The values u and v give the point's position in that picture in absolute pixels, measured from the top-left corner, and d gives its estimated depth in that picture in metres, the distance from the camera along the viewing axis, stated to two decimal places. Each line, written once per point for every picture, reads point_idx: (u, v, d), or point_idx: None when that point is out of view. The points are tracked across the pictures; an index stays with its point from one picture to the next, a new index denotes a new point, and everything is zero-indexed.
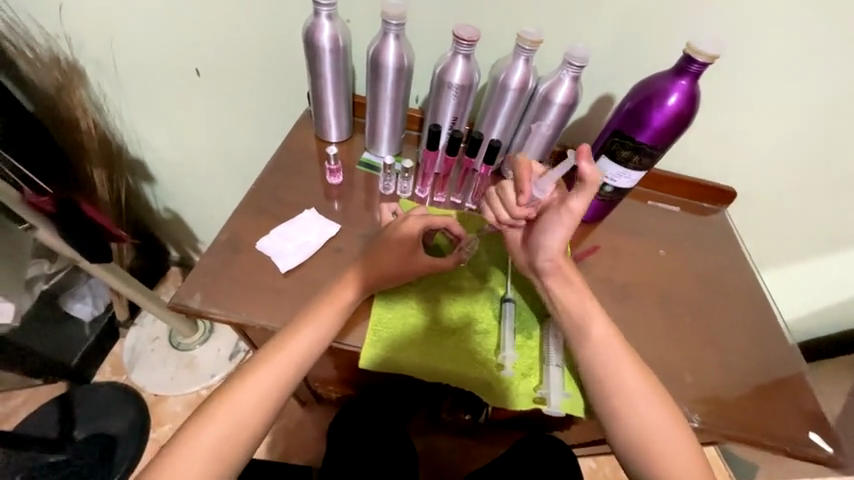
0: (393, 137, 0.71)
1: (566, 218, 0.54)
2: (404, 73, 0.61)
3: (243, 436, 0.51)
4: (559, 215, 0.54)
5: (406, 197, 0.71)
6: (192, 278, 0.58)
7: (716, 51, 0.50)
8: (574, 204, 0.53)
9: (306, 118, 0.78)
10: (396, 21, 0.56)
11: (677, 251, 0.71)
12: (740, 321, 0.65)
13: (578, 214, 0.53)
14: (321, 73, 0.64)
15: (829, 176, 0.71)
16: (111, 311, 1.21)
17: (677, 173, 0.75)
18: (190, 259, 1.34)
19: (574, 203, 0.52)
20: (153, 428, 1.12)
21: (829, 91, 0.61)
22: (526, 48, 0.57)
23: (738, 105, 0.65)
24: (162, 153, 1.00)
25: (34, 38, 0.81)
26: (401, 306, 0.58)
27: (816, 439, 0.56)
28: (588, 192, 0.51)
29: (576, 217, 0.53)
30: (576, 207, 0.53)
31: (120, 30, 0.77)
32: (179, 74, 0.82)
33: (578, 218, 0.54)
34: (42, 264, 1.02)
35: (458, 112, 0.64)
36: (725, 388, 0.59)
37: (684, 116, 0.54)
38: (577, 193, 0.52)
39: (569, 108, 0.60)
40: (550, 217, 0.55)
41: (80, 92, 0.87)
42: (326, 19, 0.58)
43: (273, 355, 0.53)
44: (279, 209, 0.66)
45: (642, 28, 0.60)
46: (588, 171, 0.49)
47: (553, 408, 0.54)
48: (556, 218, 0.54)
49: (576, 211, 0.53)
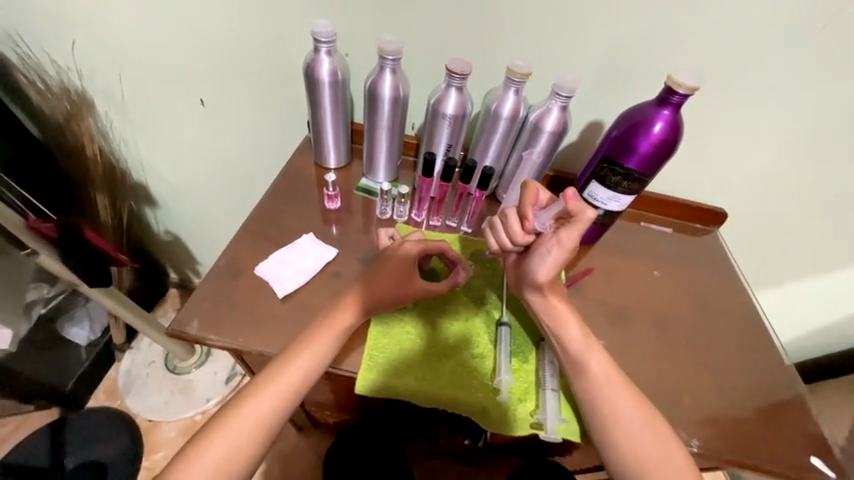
0: (389, 163, 0.73)
1: (556, 250, 0.54)
2: (400, 103, 0.64)
3: (237, 466, 0.50)
4: (549, 245, 0.55)
5: (403, 222, 0.72)
6: (190, 303, 0.59)
7: (695, 83, 0.52)
8: (565, 238, 0.53)
9: (306, 145, 0.80)
10: (392, 56, 0.59)
11: (671, 272, 0.72)
12: (736, 341, 0.65)
13: (569, 248, 0.54)
14: (320, 104, 0.66)
15: (814, 197, 0.73)
16: (108, 334, 1.21)
17: (667, 195, 0.77)
18: (189, 282, 1.34)
19: (565, 237, 0.53)
20: (146, 456, 1.10)
21: (808, 115, 0.64)
22: (516, 80, 0.59)
23: (720, 131, 0.68)
24: (165, 178, 1.02)
25: (46, 70, 0.85)
26: (396, 331, 0.59)
27: (817, 464, 0.55)
28: (580, 227, 0.52)
29: (567, 250, 0.54)
30: (567, 241, 0.53)
31: (129, 63, 0.81)
32: (184, 104, 0.85)
33: (568, 252, 0.54)
34: (41, 288, 1.06)
35: (451, 140, 0.66)
36: (723, 410, 0.58)
37: (669, 144, 0.56)
38: (569, 226, 0.53)
39: (559, 135, 0.62)
40: (540, 245, 0.56)
41: (88, 121, 0.90)
42: (326, 55, 0.61)
43: (268, 382, 0.53)
44: (278, 235, 0.68)
45: (625, 61, 0.64)
46: (577, 208, 0.51)
47: (550, 434, 0.54)
48: (547, 248, 0.55)
49: (566, 244, 0.54)
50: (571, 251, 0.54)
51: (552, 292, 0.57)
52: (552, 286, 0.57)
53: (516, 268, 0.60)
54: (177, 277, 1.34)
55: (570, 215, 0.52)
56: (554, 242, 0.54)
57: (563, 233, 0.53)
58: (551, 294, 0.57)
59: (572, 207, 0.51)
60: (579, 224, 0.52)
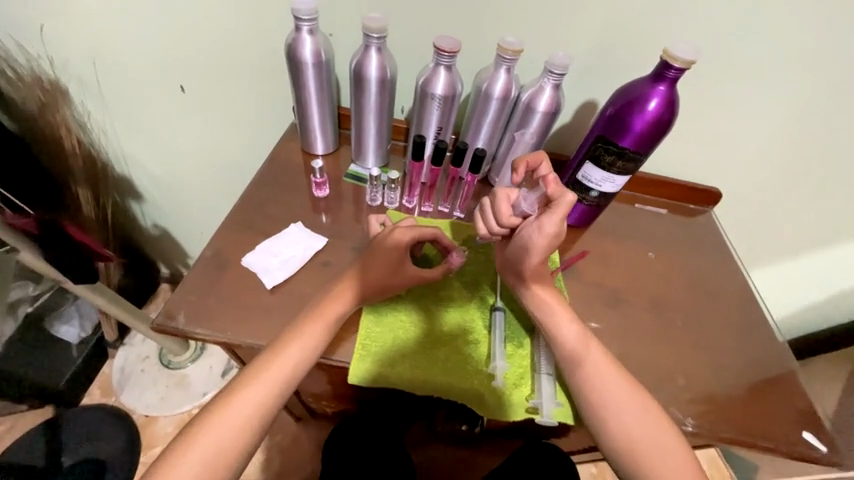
0: (379, 149, 0.71)
1: (536, 236, 0.52)
2: (387, 84, 0.61)
3: (229, 457, 0.49)
4: (531, 231, 0.52)
5: (394, 208, 0.70)
6: (176, 296, 0.57)
7: (692, 57, 0.50)
8: (547, 224, 0.51)
9: (293, 131, 0.78)
10: (378, 34, 0.56)
11: (666, 254, 0.71)
12: (731, 321, 0.65)
13: (549, 235, 0.51)
14: (305, 86, 0.63)
15: (809, 175, 0.72)
16: (99, 332, 1.18)
17: (662, 176, 0.76)
18: (179, 276, 1.32)
19: (546, 223, 0.51)
20: (144, 450, 1.09)
21: (806, 89, 0.63)
22: (507, 58, 0.57)
23: (717, 109, 0.67)
24: (148, 168, 0.99)
25: (16, 58, 0.81)
26: (390, 319, 0.58)
27: (810, 439, 0.56)
28: (561, 212, 0.50)
29: (548, 238, 0.52)
30: (548, 228, 0.51)
31: (102, 48, 0.77)
32: (163, 91, 0.82)
33: (550, 239, 0.52)
34: (26, 286, 1.05)
35: (442, 122, 0.64)
36: (719, 389, 0.59)
37: (664, 122, 0.55)
38: (550, 212, 0.51)
39: (552, 115, 0.61)
40: (523, 231, 0.54)
41: (64, 111, 0.86)
42: (308, 34, 0.58)
43: (258, 373, 0.52)
44: (266, 225, 0.66)
45: (619, 37, 0.61)
46: (557, 191, 0.52)
47: (546, 418, 0.54)
48: (528, 234, 0.53)
49: (547, 231, 0.51)
50: (553, 239, 0.52)
51: (543, 279, 0.56)
52: (541, 272, 0.56)
53: (503, 254, 0.58)
54: (168, 271, 1.32)
55: (550, 200, 0.52)
56: (535, 227, 0.52)
57: (544, 219, 0.51)
58: (543, 279, 0.56)
59: (551, 191, 0.52)
60: (559, 209, 0.50)
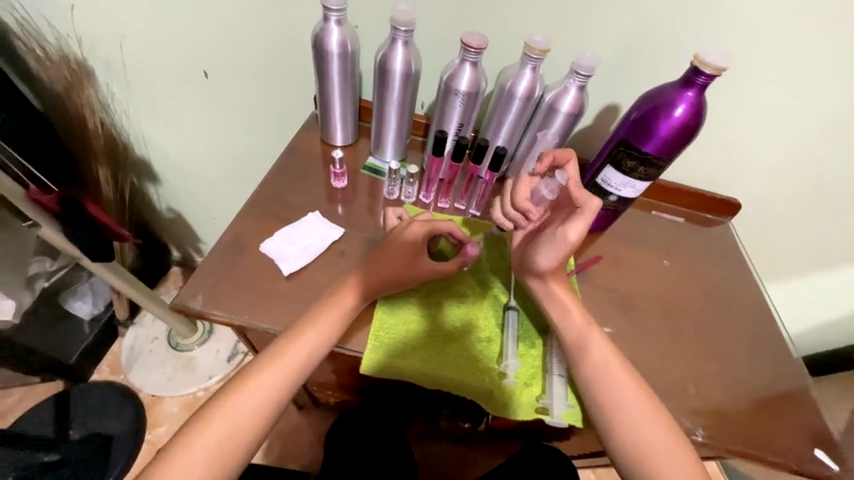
0: (398, 142, 0.71)
1: (559, 244, 0.54)
2: (411, 78, 0.61)
3: (241, 440, 0.50)
4: (555, 238, 0.54)
5: (410, 203, 0.71)
6: (194, 278, 0.58)
7: (723, 63, 0.50)
8: (571, 232, 0.53)
9: (313, 121, 0.78)
10: (405, 27, 0.56)
11: (681, 263, 0.71)
12: (744, 334, 0.65)
13: (571, 243, 0.53)
14: (329, 77, 0.64)
15: (833, 191, 0.71)
16: (111, 309, 1.22)
17: (681, 184, 0.75)
18: (191, 261, 1.35)
19: (571, 231, 0.52)
20: (149, 429, 1.11)
21: (838, 102, 0.61)
22: (533, 57, 0.57)
23: (743, 118, 0.66)
24: (167, 152, 1.00)
25: (46, 38, 0.82)
26: (403, 311, 0.58)
27: (821, 456, 0.55)
28: (586, 220, 0.51)
29: (570, 246, 0.53)
30: (571, 236, 0.53)
31: (129, 30, 0.78)
32: (186, 75, 0.82)
33: (571, 247, 0.53)
34: (44, 261, 1.04)
35: (463, 119, 0.64)
36: (728, 402, 0.58)
37: (690, 128, 0.54)
38: (575, 220, 0.52)
39: (575, 117, 0.60)
40: (547, 237, 0.55)
41: (88, 92, 0.88)
42: (335, 24, 0.59)
43: (273, 359, 0.53)
44: (284, 212, 0.66)
45: (648, 42, 0.61)
46: (583, 198, 0.52)
47: (555, 419, 0.54)
48: (552, 240, 0.54)
49: (570, 239, 0.53)
50: (574, 247, 0.54)
51: (554, 279, 0.56)
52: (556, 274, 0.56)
53: (523, 250, 0.59)
54: (179, 255, 1.34)
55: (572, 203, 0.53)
56: (560, 235, 0.53)
57: (570, 226, 0.52)
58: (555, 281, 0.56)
59: (577, 197, 0.52)
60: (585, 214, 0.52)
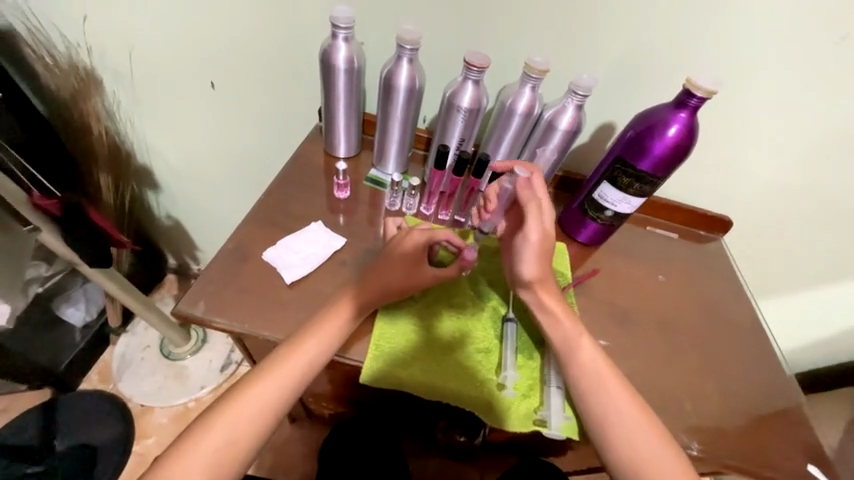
0: (400, 155, 0.73)
1: (523, 243, 0.57)
2: (414, 94, 0.63)
3: (238, 451, 0.49)
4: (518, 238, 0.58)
5: (411, 214, 0.72)
6: (195, 286, 0.58)
7: (713, 87, 0.52)
8: (529, 229, 0.56)
9: (317, 133, 0.80)
10: (410, 46, 0.59)
11: (675, 278, 0.72)
12: (737, 349, 0.66)
13: (533, 240, 0.56)
14: (335, 90, 0.65)
15: (821, 210, 0.73)
16: (104, 317, 1.19)
17: (675, 201, 0.78)
18: (187, 269, 1.34)
19: (529, 229, 0.56)
20: (137, 440, 1.09)
21: (823, 124, 0.64)
22: (533, 77, 0.59)
23: (733, 139, 0.68)
24: (170, 160, 1.01)
25: (56, 47, 0.84)
26: (403, 321, 0.59)
27: (816, 472, 0.55)
28: (535, 216, 0.56)
29: (532, 242, 0.56)
30: (531, 234, 0.56)
31: (140, 42, 0.80)
32: (194, 86, 0.84)
33: (535, 244, 0.56)
34: (39, 266, 1.04)
35: (465, 134, 0.66)
36: (723, 417, 0.58)
37: (683, 147, 0.56)
38: (530, 218, 0.57)
39: (573, 134, 0.62)
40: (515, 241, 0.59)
41: (95, 100, 0.89)
42: (343, 41, 0.61)
43: (273, 368, 0.53)
44: (287, 221, 0.67)
45: (642, 65, 0.64)
46: (526, 196, 0.57)
47: (553, 431, 0.54)
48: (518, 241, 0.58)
49: (531, 237, 0.56)
50: (539, 244, 0.56)
51: (545, 289, 0.57)
52: (546, 282, 0.57)
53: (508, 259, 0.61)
54: (175, 263, 1.33)
55: (522, 204, 0.58)
56: (521, 236, 0.57)
57: (528, 225, 0.56)
58: (544, 291, 0.57)
59: (523, 197, 0.57)
60: (533, 207, 0.57)
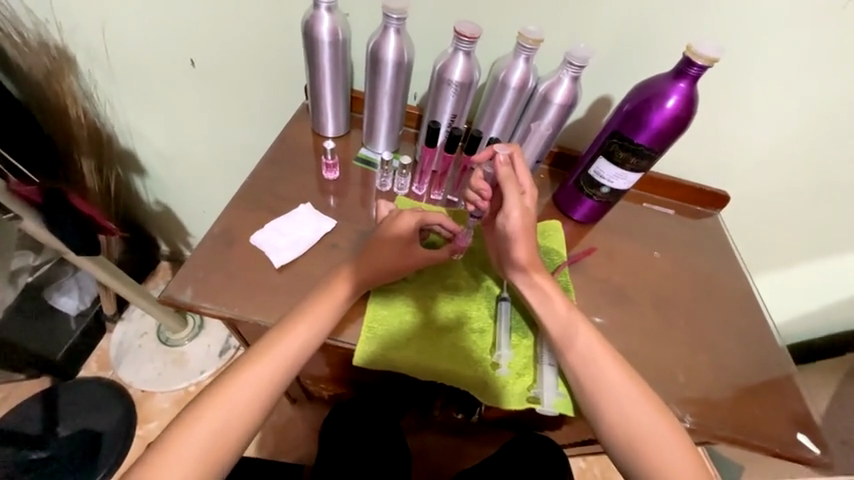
0: (391, 132, 0.70)
1: (505, 222, 0.56)
2: (403, 68, 0.61)
3: (233, 434, 0.49)
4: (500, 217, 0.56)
5: (403, 195, 0.70)
6: (182, 271, 0.57)
7: (715, 54, 0.50)
8: (509, 207, 0.55)
9: (304, 111, 0.77)
10: (397, 15, 0.56)
11: (672, 254, 0.72)
12: (732, 324, 0.66)
13: (513, 217, 0.55)
14: (319, 65, 0.62)
15: (821, 183, 0.72)
16: (98, 304, 1.20)
17: (672, 177, 0.76)
18: (180, 255, 1.32)
19: (508, 206, 0.55)
20: (139, 424, 1.10)
21: (825, 94, 0.62)
22: (527, 47, 0.57)
23: (734, 111, 0.66)
24: (153, 143, 0.97)
25: (23, 23, 0.79)
26: (396, 304, 0.58)
27: (803, 440, 0.56)
28: (513, 193, 0.55)
29: (513, 220, 0.55)
30: (512, 211, 0.55)
31: (112, 16, 0.75)
32: (172, 63, 0.80)
33: (516, 221, 0.55)
34: (27, 256, 1.02)
35: (457, 110, 0.63)
36: (716, 390, 0.59)
37: (682, 119, 0.54)
38: (509, 196, 0.55)
39: (568, 108, 0.60)
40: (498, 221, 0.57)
41: (70, 80, 0.85)
42: (326, 11, 0.58)
43: (265, 352, 0.52)
44: (275, 204, 0.65)
45: (642, 34, 0.61)
46: (504, 173, 0.55)
47: (547, 407, 0.54)
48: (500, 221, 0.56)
49: (511, 214, 0.55)
50: (520, 222, 0.55)
51: (533, 269, 0.56)
52: (532, 261, 0.57)
53: (494, 241, 0.60)
54: (168, 249, 1.32)
55: (501, 183, 0.55)
56: (502, 214, 0.56)
57: (507, 203, 0.55)
58: (533, 272, 0.56)
59: (501, 174, 0.55)
60: (511, 184, 0.55)
